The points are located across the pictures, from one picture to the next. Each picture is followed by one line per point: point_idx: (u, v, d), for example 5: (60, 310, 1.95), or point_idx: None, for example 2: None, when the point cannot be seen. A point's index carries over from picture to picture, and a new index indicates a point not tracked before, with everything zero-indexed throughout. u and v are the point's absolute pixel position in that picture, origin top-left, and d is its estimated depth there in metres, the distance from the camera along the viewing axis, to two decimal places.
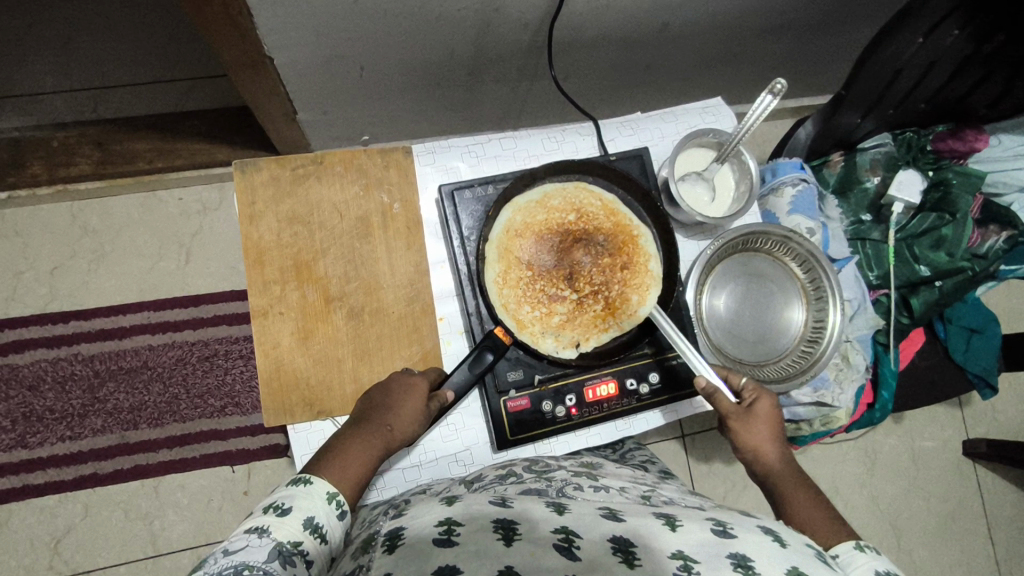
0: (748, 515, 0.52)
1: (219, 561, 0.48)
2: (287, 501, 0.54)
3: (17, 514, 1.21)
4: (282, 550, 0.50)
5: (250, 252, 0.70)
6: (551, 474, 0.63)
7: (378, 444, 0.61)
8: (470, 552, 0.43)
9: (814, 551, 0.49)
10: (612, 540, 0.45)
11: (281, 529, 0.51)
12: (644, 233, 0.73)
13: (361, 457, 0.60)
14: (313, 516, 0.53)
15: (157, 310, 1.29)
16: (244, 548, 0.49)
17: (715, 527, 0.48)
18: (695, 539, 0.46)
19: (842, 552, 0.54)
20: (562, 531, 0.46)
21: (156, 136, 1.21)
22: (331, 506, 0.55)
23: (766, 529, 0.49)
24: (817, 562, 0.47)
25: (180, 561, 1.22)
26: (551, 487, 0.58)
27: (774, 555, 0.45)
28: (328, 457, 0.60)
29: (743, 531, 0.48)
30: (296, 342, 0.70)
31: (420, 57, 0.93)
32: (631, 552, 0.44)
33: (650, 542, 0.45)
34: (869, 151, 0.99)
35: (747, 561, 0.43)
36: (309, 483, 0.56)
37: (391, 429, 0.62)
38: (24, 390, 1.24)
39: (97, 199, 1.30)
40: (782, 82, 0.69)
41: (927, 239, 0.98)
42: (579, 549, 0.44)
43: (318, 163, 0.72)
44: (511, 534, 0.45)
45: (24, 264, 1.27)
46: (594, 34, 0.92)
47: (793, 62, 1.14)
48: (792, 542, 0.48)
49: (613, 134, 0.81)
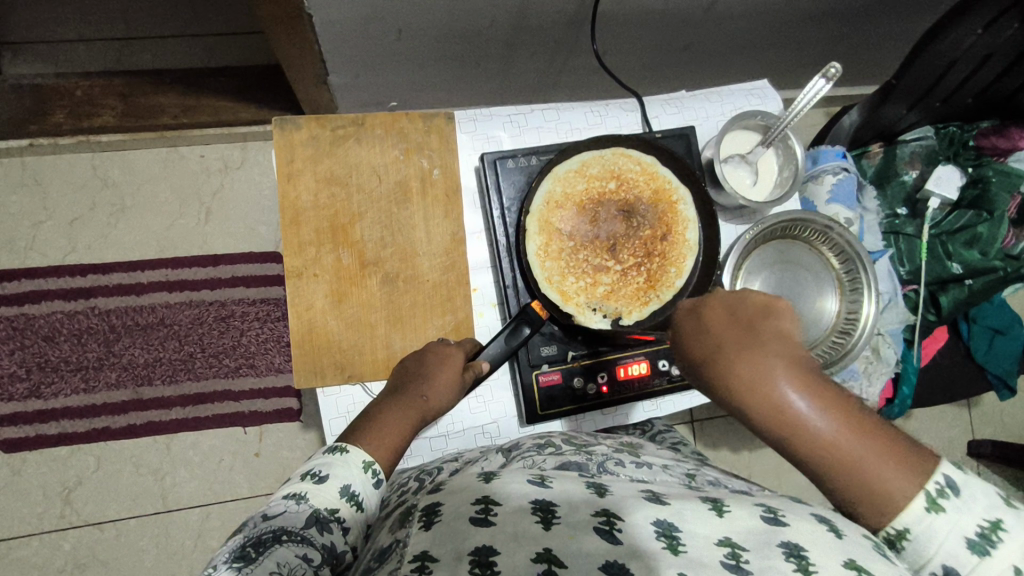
0: (799, 503, 0.50)
1: (258, 525, 0.49)
2: (323, 468, 0.54)
3: (31, 463, 1.22)
4: (319, 516, 0.50)
5: (286, 212, 0.69)
6: (591, 448, 0.64)
7: (415, 414, 0.60)
8: (508, 534, 0.43)
9: (872, 543, 0.46)
10: (656, 523, 0.45)
11: (317, 496, 0.51)
12: (684, 196, 0.71)
13: (396, 425, 0.59)
14: (349, 485, 0.53)
15: (174, 268, 1.28)
16: (282, 513, 0.50)
17: (765, 514, 0.47)
18: (742, 525, 0.45)
19: (915, 523, 0.45)
20: (603, 514, 0.45)
21: (182, 91, 1.18)
22: (366, 475, 0.55)
23: (820, 517, 0.47)
24: (878, 557, 0.44)
25: (189, 518, 1.23)
26: (592, 462, 0.59)
27: (829, 546, 0.43)
28: (365, 425, 0.59)
29: (794, 519, 0.46)
30: (330, 306, 0.69)
31: (460, 23, 0.91)
32: (675, 538, 0.44)
33: (695, 528, 0.44)
34: (909, 144, 0.98)
35: (801, 552, 0.42)
36: (345, 452, 0.55)
37: (426, 400, 0.62)
38: (40, 341, 1.24)
39: (119, 152, 1.28)
40: (838, 67, 0.69)
41: (962, 236, 0.96)
42: (620, 533, 0.44)
43: (359, 124, 0.71)
44: (550, 517, 0.45)
45: (43, 215, 1.26)
46: (640, 7, 0.89)
47: (836, 48, 1.12)
48: (848, 532, 0.46)
49: (658, 111, 0.79)
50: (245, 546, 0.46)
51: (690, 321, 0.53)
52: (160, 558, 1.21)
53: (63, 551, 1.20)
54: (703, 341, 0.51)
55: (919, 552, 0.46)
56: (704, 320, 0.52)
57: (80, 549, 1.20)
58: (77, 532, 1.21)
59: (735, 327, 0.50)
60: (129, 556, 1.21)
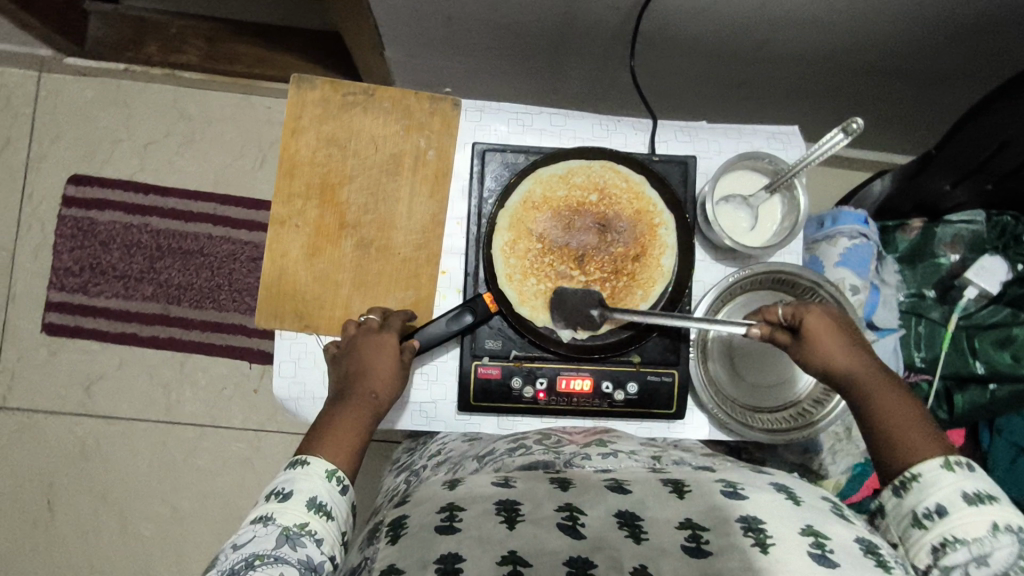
0: (758, 475, 0.54)
1: (229, 555, 0.50)
2: (287, 485, 0.56)
3: (64, 351, 1.33)
4: (290, 534, 0.52)
5: (284, 161, 0.73)
6: (561, 447, 0.64)
7: (364, 411, 0.63)
8: (473, 538, 0.45)
9: (830, 504, 0.51)
10: (618, 514, 0.47)
11: (284, 514, 0.53)
12: (667, 221, 0.70)
13: (350, 429, 0.61)
14: (315, 496, 0.55)
15: (223, 204, 1.37)
16: (253, 539, 0.51)
17: (725, 489, 0.50)
18: (703, 504, 0.48)
19: (926, 472, 0.55)
20: (565, 509, 0.47)
21: (262, 44, 1.29)
22: (331, 483, 0.57)
23: (778, 487, 0.51)
24: (831, 518, 0.48)
25: (184, 434, 1.33)
26: (558, 460, 0.59)
27: (788, 515, 0.47)
28: (319, 431, 0.61)
29: (753, 493, 0.49)
30: (304, 257, 0.73)
31: (507, 17, 0.92)
32: (637, 527, 0.46)
33: (657, 515, 0.47)
34: (953, 225, 0.90)
35: (758, 525, 0.46)
36: (305, 464, 0.58)
37: (376, 397, 0.64)
38: (97, 244, 1.36)
39: (198, 90, 1.37)
40: (860, 122, 0.64)
41: (993, 334, 0.88)
42: (583, 527, 0.46)
43: (369, 95, 0.74)
44: (513, 515, 0.47)
45: (124, 133, 1.37)
46: (687, 31, 0.88)
47: (905, 110, 1.05)
48: (806, 498, 0.50)
49: (669, 136, 0.77)
50: None
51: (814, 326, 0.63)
52: (151, 463, 1.31)
53: (73, 436, 1.31)
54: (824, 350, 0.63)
55: (919, 500, 0.55)
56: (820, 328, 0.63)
57: (87, 438, 1.31)
58: (87, 421, 1.32)
59: (852, 330, 0.66)
60: (126, 455, 1.32)
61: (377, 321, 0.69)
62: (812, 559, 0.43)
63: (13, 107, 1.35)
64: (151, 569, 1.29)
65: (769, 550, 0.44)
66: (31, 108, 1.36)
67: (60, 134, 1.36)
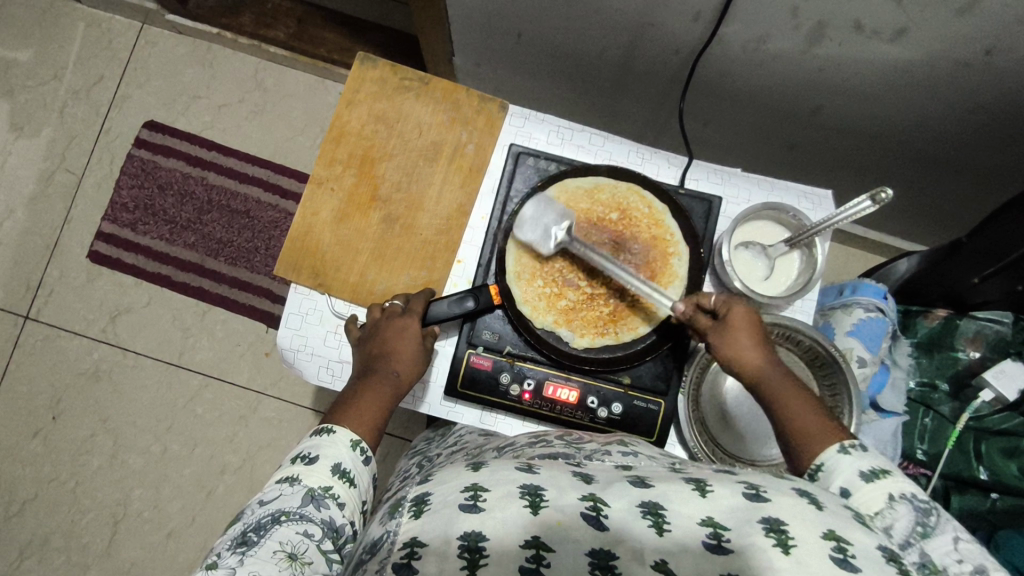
0: (784, 477, 0.50)
1: (257, 509, 0.56)
2: (313, 450, 0.60)
3: (102, 279, 1.40)
4: (313, 494, 0.56)
5: (333, 129, 0.77)
6: (582, 443, 0.62)
7: (386, 391, 0.66)
8: (495, 521, 0.44)
9: (853, 514, 0.47)
10: (640, 504, 0.45)
11: (309, 475, 0.57)
12: (681, 253, 0.72)
13: (373, 404, 0.64)
14: (339, 462, 0.59)
15: (276, 173, 1.44)
16: (277, 497, 0.56)
17: (748, 491, 0.46)
18: (726, 503, 0.45)
19: (828, 457, 0.53)
20: (590, 499, 0.46)
21: (345, 34, 1.38)
22: (354, 452, 0.61)
23: (802, 492, 0.47)
24: (855, 527, 0.44)
25: (191, 379, 1.37)
26: (579, 454, 0.58)
27: (811, 518, 0.44)
28: (343, 404, 0.64)
29: (777, 495, 0.46)
30: (332, 220, 0.77)
31: (570, 46, 0.96)
32: (660, 516, 0.44)
33: (679, 508, 0.45)
34: (977, 321, 0.88)
35: (780, 525, 0.43)
36: (332, 433, 0.61)
37: (398, 377, 0.67)
38: (155, 187, 1.44)
39: (279, 67, 1.46)
40: (890, 193, 0.62)
41: (1003, 442, 0.84)
42: (606, 520, 0.44)
43: (424, 84, 0.79)
44: (537, 501, 0.45)
45: (203, 92, 1.46)
46: (742, 85, 0.90)
47: (951, 202, 1.04)
48: (830, 506, 0.46)
49: (700, 175, 0.78)
50: (247, 532, 0.53)
51: (734, 319, 0.62)
52: (155, 400, 1.36)
53: (90, 359, 1.37)
54: (745, 347, 0.61)
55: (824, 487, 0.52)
56: (740, 324, 0.62)
57: (102, 363, 1.37)
58: (107, 348, 1.38)
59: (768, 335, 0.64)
60: (134, 388, 1.37)
61: (399, 306, 0.71)
62: (834, 563, 0.40)
63: (112, 50, 1.47)
64: (128, 503, 1.32)
65: (791, 550, 0.41)
66: (128, 54, 1.47)
67: (148, 82, 1.46)
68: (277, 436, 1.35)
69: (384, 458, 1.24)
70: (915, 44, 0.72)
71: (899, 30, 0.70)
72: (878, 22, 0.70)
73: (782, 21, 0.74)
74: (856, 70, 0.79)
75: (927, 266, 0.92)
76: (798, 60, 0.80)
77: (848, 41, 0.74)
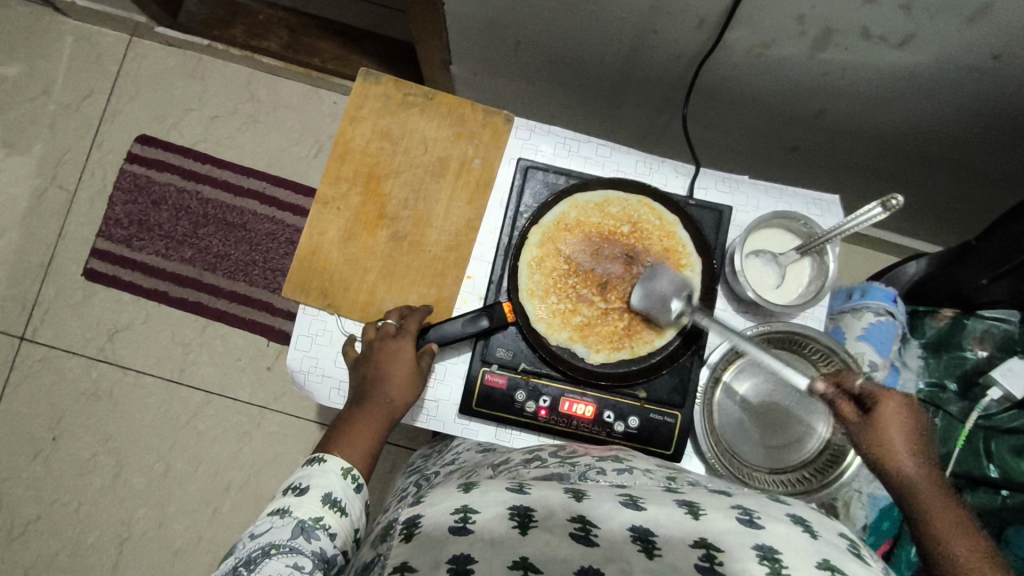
0: (776, 502, 0.50)
1: (247, 544, 0.54)
2: (303, 481, 0.59)
3: (98, 296, 1.38)
4: (304, 526, 0.55)
5: (338, 146, 0.76)
6: (576, 460, 0.62)
7: (379, 416, 0.65)
8: (485, 543, 0.42)
9: (847, 543, 0.47)
10: (631, 527, 0.45)
11: (300, 507, 0.57)
12: (693, 264, 0.72)
13: (367, 432, 0.64)
14: (330, 492, 0.59)
15: (272, 185, 1.42)
16: (268, 530, 0.55)
17: (740, 515, 0.46)
18: (719, 526, 0.45)
19: None
20: (579, 521, 0.45)
21: (340, 43, 1.37)
22: (344, 481, 0.61)
23: (796, 518, 0.47)
24: (850, 556, 0.44)
25: (192, 396, 1.36)
26: (572, 472, 0.58)
27: (802, 547, 0.43)
28: (337, 432, 0.64)
29: (770, 522, 0.46)
30: (339, 239, 0.76)
31: (572, 53, 0.95)
32: (650, 543, 0.43)
33: (670, 531, 0.44)
34: (984, 320, 0.89)
35: (773, 553, 0.42)
36: (322, 463, 0.61)
37: (391, 401, 0.66)
38: (150, 202, 1.42)
39: (272, 77, 1.45)
40: (899, 200, 0.60)
41: (1013, 439, 0.84)
42: (596, 538, 0.43)
43: (428, 98, 0.78)
44: (527, 523, 0.44)
45: (196, 104, 1.44)
46: (745, 90, 0.89)
47: (953, 200, 1.05)
48: (823, 534, 0.46)
49: (708, 183, 0.78)
50: (237, 566, 0.52)
51: None
52: (156, 418, 1.35)
53: (89, 379, 1.35)
54: None
55: None
56: None
57: (101, 383, 1.35)
58: (106, 366, 1.36)
59: None
60: (135, 406, 1.35)
61: (393, 326, 0.70)
62: None
63: (101, 64, 1.44)
64: (133, 522, 1.30)
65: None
66: (118, 67, 1.45)
67: (139, 95, 1.44)
68: (282, 450, 1.33)
69: (391, 470, 1.23)
70: (922, 49, 0.72)
71: (906, 36, 0.70)
72: (885, 29, 0.70)
73: (787, 28, 0.74)
74: (859, 75, 0.79)
75: (937, 268, 0.91)
76: (803, 65, 0.80)
77: (854, 47, 0.74)
